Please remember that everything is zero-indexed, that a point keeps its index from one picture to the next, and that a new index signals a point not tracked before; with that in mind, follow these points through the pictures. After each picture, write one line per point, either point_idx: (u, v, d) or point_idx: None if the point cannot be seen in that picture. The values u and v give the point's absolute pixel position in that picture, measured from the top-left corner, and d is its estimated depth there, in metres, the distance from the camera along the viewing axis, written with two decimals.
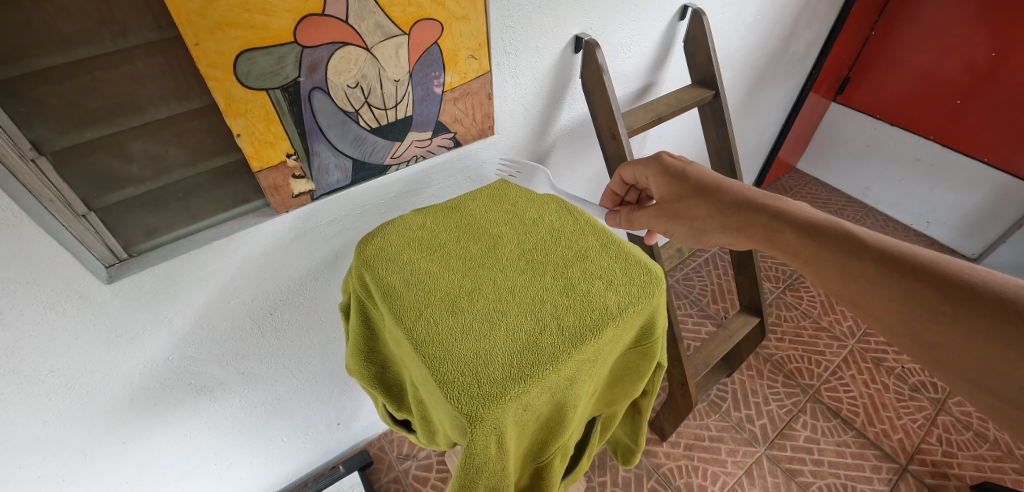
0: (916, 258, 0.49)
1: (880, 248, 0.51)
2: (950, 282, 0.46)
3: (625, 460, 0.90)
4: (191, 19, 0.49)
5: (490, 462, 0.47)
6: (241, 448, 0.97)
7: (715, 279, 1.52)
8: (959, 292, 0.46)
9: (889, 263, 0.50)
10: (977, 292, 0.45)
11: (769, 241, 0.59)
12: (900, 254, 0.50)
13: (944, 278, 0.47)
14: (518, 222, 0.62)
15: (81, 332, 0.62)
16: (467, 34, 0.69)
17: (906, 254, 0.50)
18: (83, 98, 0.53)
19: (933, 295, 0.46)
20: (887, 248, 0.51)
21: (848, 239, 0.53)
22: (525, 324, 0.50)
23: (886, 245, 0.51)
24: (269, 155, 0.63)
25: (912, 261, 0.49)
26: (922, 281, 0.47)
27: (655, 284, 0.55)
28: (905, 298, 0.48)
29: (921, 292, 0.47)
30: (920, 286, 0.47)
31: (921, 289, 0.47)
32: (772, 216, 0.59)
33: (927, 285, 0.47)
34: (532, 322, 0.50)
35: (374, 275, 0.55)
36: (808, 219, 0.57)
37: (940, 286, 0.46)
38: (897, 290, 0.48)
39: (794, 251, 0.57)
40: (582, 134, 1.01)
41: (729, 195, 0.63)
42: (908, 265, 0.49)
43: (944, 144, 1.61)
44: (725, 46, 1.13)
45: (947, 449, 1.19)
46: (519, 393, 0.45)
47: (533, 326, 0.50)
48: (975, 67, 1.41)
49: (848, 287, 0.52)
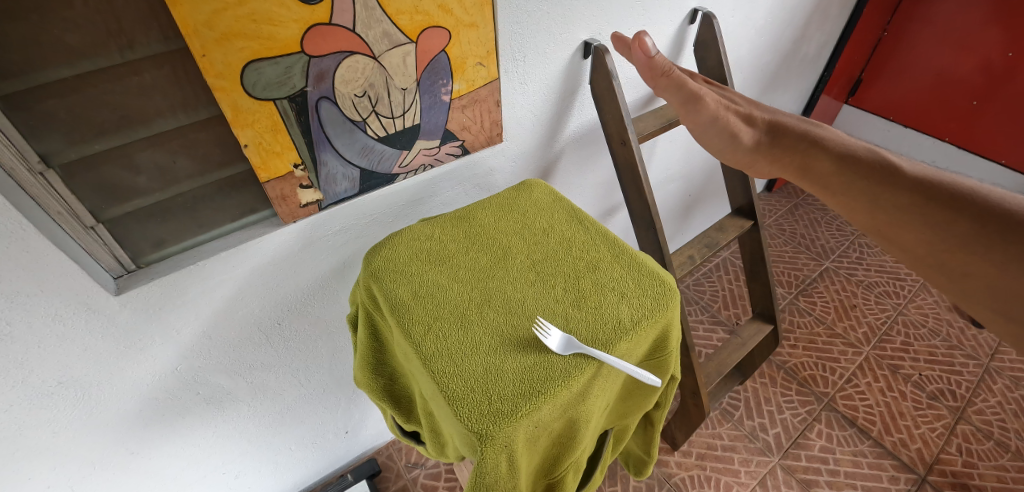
0: (953, 188, 0.52)
1: (915, 178, 0.54)
2: (985, 212, 0.49)
3: (637, 472, 0.89)
4: (198, 30, 0.49)
5: (502, 480, 0.46)
6: (249, 458, 0.96)
7: (726, 285, 1.50)
8: (994, 222, 0.48)
9: (923, 193, 0.53)
10: (1014, 221, 0.47)
11: (802, 169, 0.62)
12: (935, 185, 0.53)
13: (981, 208, 0.49)
14: (529, 231, 0.61)
15: (89, 344, 0.62)
16: (474, 41, 0.68)
17: (943, 186, 0.52)
18: (91, 111, 0.53)
19: (968, 225, 0.49)
20: (923, 180, 0.53)
21: (883, 172, 0.56)
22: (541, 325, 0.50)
23: (922, 175, 0.54)
24: (276, 166, 0.63)
25: (948, 192, 0.52)
26: (958, 211, 0.50)
27: (669, 297, 0.53)
28: (938, 229, 0.50)
29: (955, 222, 0.50)
30: (954, 216, 0.50)
31: (955, 220, 0.50)
32: (810, 146, 0.63)
33: (963, 215, 0.49)
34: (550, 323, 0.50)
35: (382, 287, 0.54)
36: (845, 150, 0.60)
37: (976, 216, 0.49)
38: (929, 220, 0.51)
39: (824, 182, 0.60)
40: (592, 140, 0.99)
41: (767, 124, 0.67)
42: (944, 195, 0.52)
43: (959, 146, 1.57)
44: (736, 50, 1.11)
45: (967, 459, 1.16)
46: (531, 410, 0.44)
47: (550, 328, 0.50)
48: (990, 67, 1.39)
49: (876, 219, 0.55)
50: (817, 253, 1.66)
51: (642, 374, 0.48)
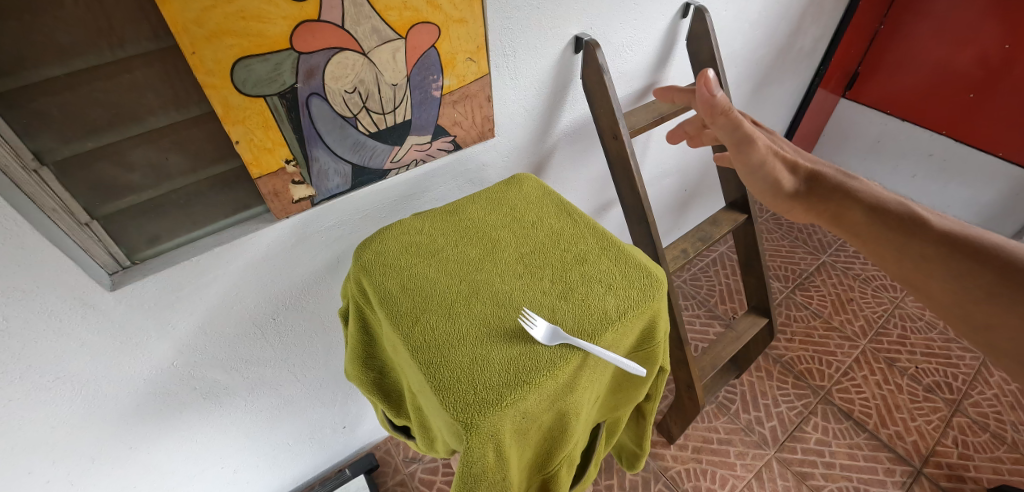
0: (981, 241, 0.51)
1: (943, 231, 0.53)
2: (1013, 265, 0.48)
3: (630, 465, 0.90)
4: (187, 28, 0.49)
5: (489, 470, 0.46)
6: (247, 452, 0.97)
7: (723, 279, 1.50)
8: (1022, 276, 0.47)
9: (951, 246, 0.52)
10: None
11: (836, 219, 0.61)
12: (963, 237, 0.52)
13: (1009, 261, 0.49)
14: (518, 224, 0.62)
15: (86, 339, 0.63)
16: (464, 37, 0.68)
17: (972, 238, 0.52)
18: (83, 109, 0.53)
19: (994, 277, 0.48)
20: (950, 233, 0.53)
21: (912, 223, 0.56)
22: (529, 314, 0.50)
23: (949, 227, 0.53)
24: (268, 162, 0.63)
25: (976, 245, 0.51)
26: (985, 265, 0.49)
27: (656, 288, 0.54)
28: (965, 280, 0.50)
29: (981, 274, 0.49)
30: (981, 269, 0.49)
31: (982, 273, 0.49)
32: (845, 195, 0.61)
33: (989, 268, 0.49)
34: (537, 313, 0.51)
35: (371, 280, 0.55)
36: (877, 201, 0.59)
37: (1001, 269, 0.48)
38: (956, 271, 0.51)
39: (855, 232, 0.59)
40: (584, 135, 1.00)
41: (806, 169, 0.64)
42: (972, 248, 0.51)
43: (956, 140, 1.56)
44: (729, 44, 1.11)
45: (963, 451, 1.16)
46: (516, 399, 0.45)
47: (537, 317, 0.50)
48: (988, 58, 1.38)
49: (904, 267, 0.54)
50: (814, 248, 1.66)
51: (630, 365, 0.48)
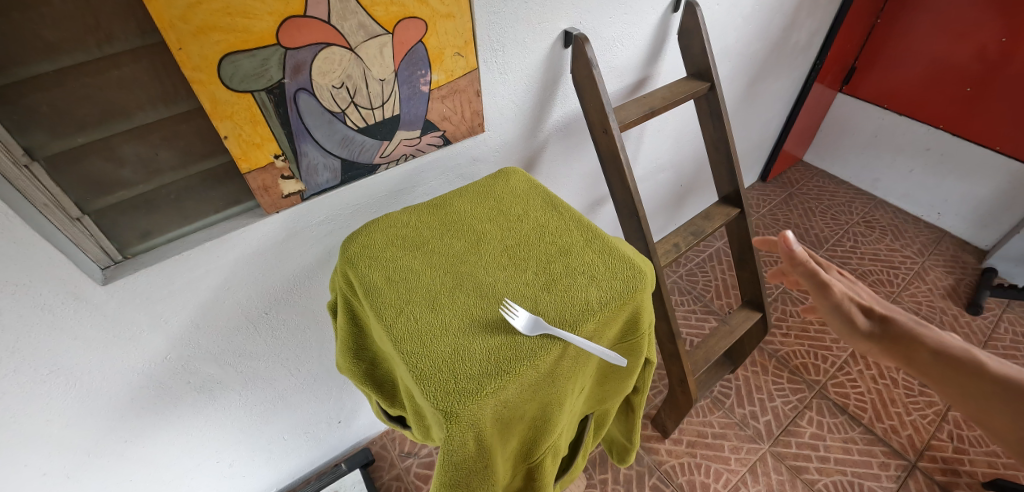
0: None
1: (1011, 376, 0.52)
2: None
3: (621, 459, 0.90)
4: (173, 24, 0.50)
5: (471, 459, 0.47)
6: (243, 446, 0.98)
7: (719, 274, 1.50)
8: None
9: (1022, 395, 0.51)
10: None
11: (905, 359, 0.58)
12: None
13: None
14: (504, 217, 0.62)
15: (79, 333, 0.64)
16: (451, 31, 0.69)
17: None
18: (72, 105, 0.54)
19: None
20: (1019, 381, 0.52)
21: (981, 370, 0.54)
22: (511, 306, 0.51)
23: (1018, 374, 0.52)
24: (257, 157, 0.64)
25: None
26: None
27: (638, 279, 0.54)
28: None
29: None
30: None
31: None
32: (915, 337, 0.58)
33: None
34: (519, 305, 0.51)
35: (357, 272, 0.55)
36: (948, 344, 0.57)
37: None
38: None
39: (924, 371, 0.57)
40: (575, 130, 1.00)
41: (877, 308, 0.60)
42: None
43: (955, 134, 1.55)
44: (722, 38, 1.11)
45: (958, 445, 1.16)
46: (496, 388, 0.45)
47: (519, 308, 0.51)
48: (985, 52, 1.37)
49: (972, 408, 0.54)
50: (811, 243, 1.66)
51: (610, 355, 0.48)
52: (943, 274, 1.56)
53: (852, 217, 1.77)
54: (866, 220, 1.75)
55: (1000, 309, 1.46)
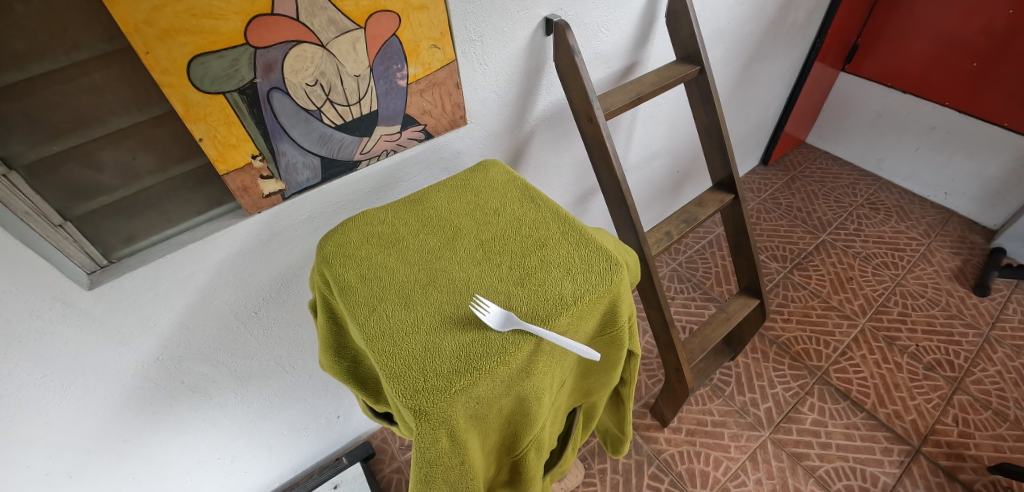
0: None
1: None
2: None
3: (615, 449, 0.89)
4: (138, 28, 0.49)
5: (445, 455, 0.47)
6: (242, 443, 1.00)
7: (718, 261, 1.49)
8: None
9: None
10: None
11: None
12: None
13: None
14: (481, 212, 0.61)
15: (70, 337, 0.65)
16: (426, 23, 0.68)
17: None
18: (45, 113, 0.54)
19: None
20: None
21: None
22: (482, 300, 0.51)
23: None
24: (234, 158, 0.64)
25: None
26: None
27: (614, 271, 0.53)
28: None
29: None
30: None
31: None
32: None
33: None
34: (491, 299, 0.51)
35: (331, 271, 0.55)
36: None
37: None
38: None
39: None
40: (562, 119, 0.99)
41: None
42: None
43: (961, 111, 1.50)
44: (715, 20, 1.08)
45: (964, 429, 1.14)
46: (466, 385, 0.45)
47: (490, 303, 0.50)
48: (993, 24, 1.32)
49: None
50: (813, 226, 1.63)
51: (582, 350, 0.48)
52: (950, 255, 1.52)
53: (857, 198, 1.73)
54: (870, 202, 1.71)
55: (1008, 289, 1.42)
